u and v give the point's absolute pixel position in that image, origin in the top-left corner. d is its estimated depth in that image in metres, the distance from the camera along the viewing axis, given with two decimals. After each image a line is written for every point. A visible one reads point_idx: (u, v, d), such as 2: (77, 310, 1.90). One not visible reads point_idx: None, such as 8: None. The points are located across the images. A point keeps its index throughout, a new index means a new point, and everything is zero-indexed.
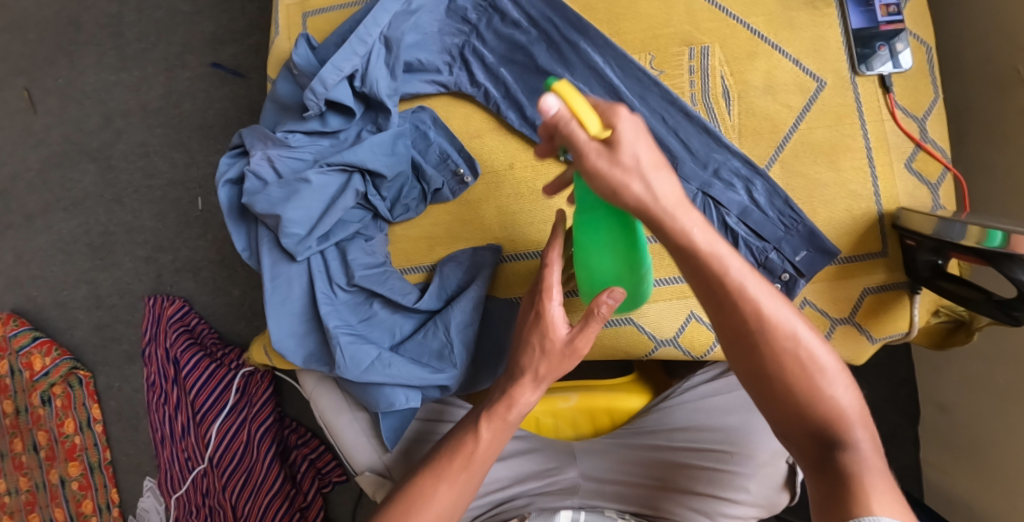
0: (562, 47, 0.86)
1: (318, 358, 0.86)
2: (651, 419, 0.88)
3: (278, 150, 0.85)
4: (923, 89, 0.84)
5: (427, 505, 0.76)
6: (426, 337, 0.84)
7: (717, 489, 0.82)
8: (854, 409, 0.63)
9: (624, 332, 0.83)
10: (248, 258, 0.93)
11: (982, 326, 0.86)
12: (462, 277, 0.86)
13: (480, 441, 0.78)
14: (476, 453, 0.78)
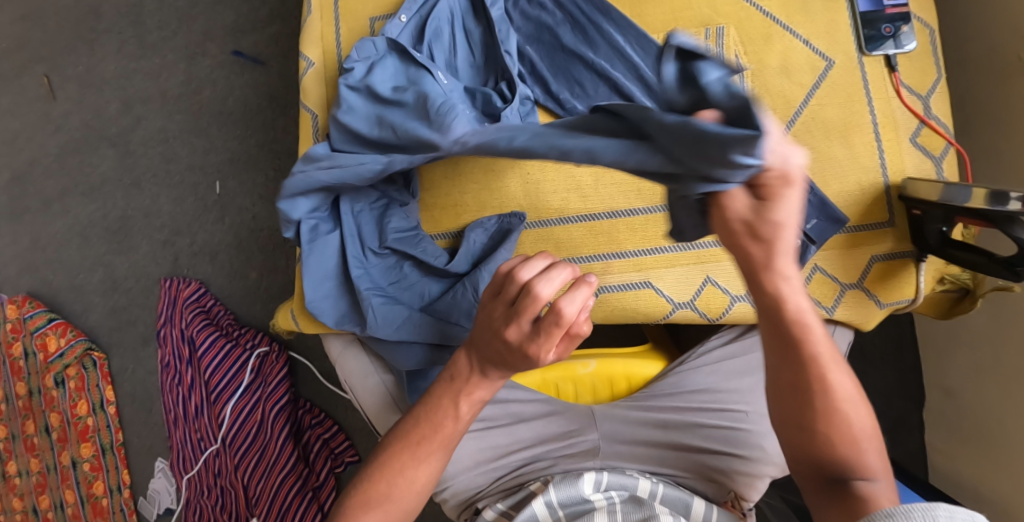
0: (586, 28, 0.90)
1: (349, 319, 0.91)
2: (669, 383, 0.91)
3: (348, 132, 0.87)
4: (928, 69, 0.87)
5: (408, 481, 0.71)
6: (456, 297, 0.87)
7: (735, 448, 0.86)
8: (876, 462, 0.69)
9: (643, 296, 0.86)
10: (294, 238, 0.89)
11: (986, 292, 0.88)
12: (487, 242, 0.90)
13: (460, 419, 0.72)
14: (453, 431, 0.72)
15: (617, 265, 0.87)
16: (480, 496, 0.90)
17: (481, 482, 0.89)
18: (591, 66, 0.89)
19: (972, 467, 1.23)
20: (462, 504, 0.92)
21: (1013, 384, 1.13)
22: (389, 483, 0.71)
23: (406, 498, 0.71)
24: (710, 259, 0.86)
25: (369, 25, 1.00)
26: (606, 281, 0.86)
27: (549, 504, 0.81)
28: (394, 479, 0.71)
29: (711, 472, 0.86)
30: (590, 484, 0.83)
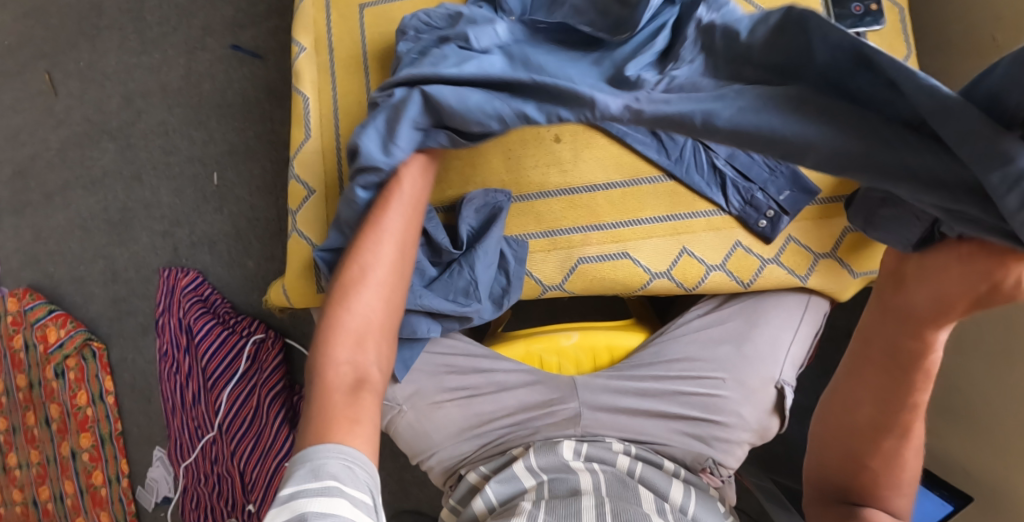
0: None
1: None
2: (649, 352, 0.93)
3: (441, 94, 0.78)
4: (897, 45, 0.90)
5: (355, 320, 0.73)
6: (453, 276, 0.89)
7: (711, 413, 0.90)
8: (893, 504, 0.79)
9: (621, 266, 0.90)
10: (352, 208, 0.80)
11: None
12: (478, 221, 0.91)
13: (383, 242, 0.77)
14: (380, 257, 0.76)
15: (596, 236, 0.90)
16: (464, 463, 0.93)
17: (466, 449, 0.93)
18: None
19: (960, 445, 1.25)
20: (446, 471, 0.95)
21: (997, 360, 1.15)
22: (358, 282, 0.75)
23: (375, 290, 0.75)
24: (685, 230, 0.89)
25: (358, 12, 1.04)
26: (585, 253, 0.90)
27: (529, 468, 0.85)
28: (361, 279, 0.75)
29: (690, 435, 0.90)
30: (568, 451, 0.87)
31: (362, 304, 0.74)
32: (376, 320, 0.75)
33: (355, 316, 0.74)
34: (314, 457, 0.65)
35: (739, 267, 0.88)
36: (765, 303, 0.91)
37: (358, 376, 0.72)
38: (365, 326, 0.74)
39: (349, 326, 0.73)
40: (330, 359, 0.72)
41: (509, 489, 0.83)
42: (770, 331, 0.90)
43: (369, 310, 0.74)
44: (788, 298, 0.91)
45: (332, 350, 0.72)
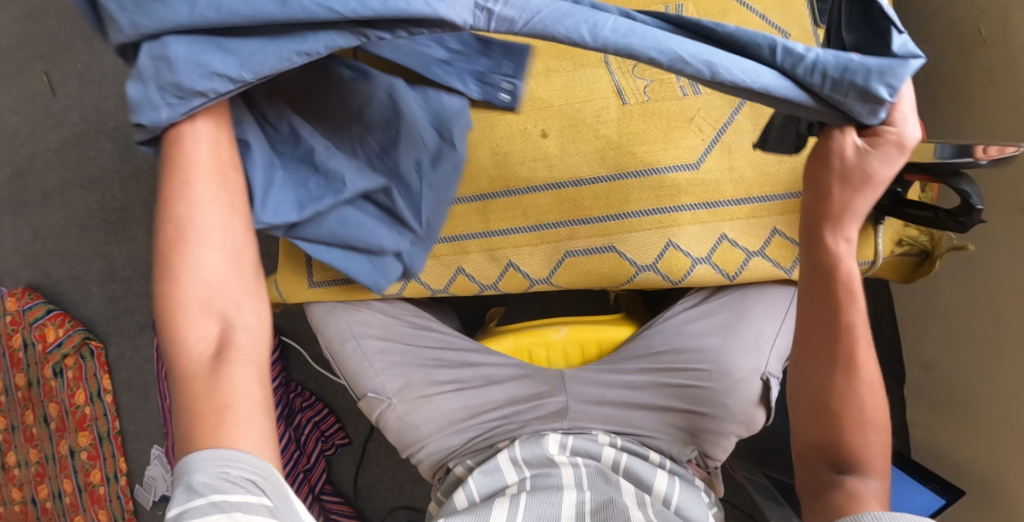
0: None
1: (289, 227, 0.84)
2: (637, 346, 0.94)
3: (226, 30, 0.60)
4: None
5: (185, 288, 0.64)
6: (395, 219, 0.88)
7: (698, 404, 0.90)
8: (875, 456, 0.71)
9: (607, 259, 0.92)
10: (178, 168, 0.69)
11: (943, 252, 0.92)
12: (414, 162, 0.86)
13: (201, 200, 0.65)
14: (193, 217, 0.64)
15: (582, 230, 0.92)
16: (452, 456, 0.94)
17: (454, 442, 0.93)
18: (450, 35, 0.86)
19: (951, 438, 1.26)
20: (435, 465, 0.96)
21: (986, 353, 1.16)
22: (187, 245, 0.64)
23: (214, 241, 0.65)
24: (670, 223, 0.90)
25: None
26: (572, 245, 0.92)
27: (512, 461, 0.87)
28: (191, 239, 0.64)
29: (679, 426, 0.91)
30: (553, 445, 0.88)
31: (201, 269, 0.64)
32: (224, 283, 0.66)
33: (190, 292, 0.64)
34: (189, 471, 0.60)
35: (725, 260, 0.89)
36: (752, 296, 0.92)
37: (216, 345, 0.65)
38: (205, 295, 0.65)
39: (190, 303, 0.64)
40: (183, 335, 0.64)
41: (492, 483, 0.84)
42: (756, 323, 0.91)
43: (205, 274, 0.64)
44: (775, 291, 0.92)
45: (181, 331, 0.64)
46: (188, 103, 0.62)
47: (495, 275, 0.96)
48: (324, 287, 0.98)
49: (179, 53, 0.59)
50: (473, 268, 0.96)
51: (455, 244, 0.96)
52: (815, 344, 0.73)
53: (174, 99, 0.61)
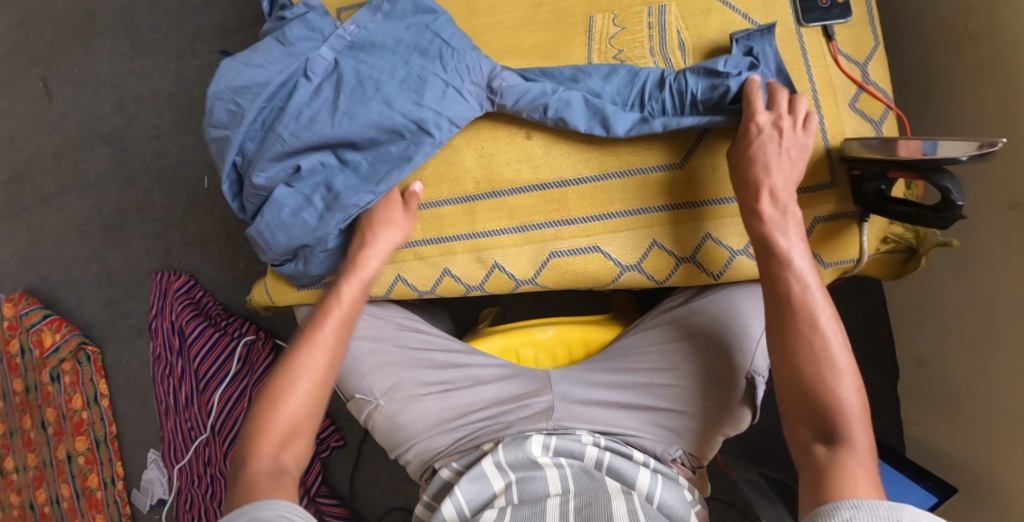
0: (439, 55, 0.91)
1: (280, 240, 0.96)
2: (624, 345, 0.97)
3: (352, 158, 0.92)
4: (865, 37, 0.91)
5: (280, 412, 0.81)
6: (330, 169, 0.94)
7: (681, 403, 0.91)
8: (852, 402, 0.75)
9: (591, 260, 0.93)
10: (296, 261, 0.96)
11: (929, 249, 0.91)
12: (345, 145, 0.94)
13: (312, 361, 0.85)
14: (306, 372, 0.84)
15: (567, 230, 0.92)
16: (439, 456, 0.93)
17: (442, 442, 0.93)
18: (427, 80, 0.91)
19: (946, 435, 1.26)
20: (422, 465, 0.95)
21: (978, 349, 1.16)
22: (290, 377, 0.83)
23: (307, 381, 0.84)
24: (655, 223, 0.91)
25: (335, 16, 1.07)
26: (556, 247, 0.93)
27: (497, 465, 0.85)
28: (296, 370, 0.83)
29: (669, 430, 0.91)
30: (537, 446, 0.87)
31: (293, 396, 0.82)
32: (307, 410, 0.83)
33: (281, 408, 0.81)
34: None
35: (708, 259, 0.90)
36: (739, 295, 0.92)
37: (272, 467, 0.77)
38: (291, 419, 0.81)
39: (274, 426, 0.80)
40: (247, 449, 0.79)
41: (479, 490, 0.83)
42: (743, 321, 0.90)
43: (297, 400, 0.82)
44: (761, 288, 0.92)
45: (259, 447, 0.79)
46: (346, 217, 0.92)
47: (481, 276, 0.97)
48: (315, 290, 1.03)
49: (341, 186, 0.92)
50: (461, 269, 0.97)
51: (442, 245, 0.97)
52: (768, 318, 0.81)
53: (336, 238, 0.95)
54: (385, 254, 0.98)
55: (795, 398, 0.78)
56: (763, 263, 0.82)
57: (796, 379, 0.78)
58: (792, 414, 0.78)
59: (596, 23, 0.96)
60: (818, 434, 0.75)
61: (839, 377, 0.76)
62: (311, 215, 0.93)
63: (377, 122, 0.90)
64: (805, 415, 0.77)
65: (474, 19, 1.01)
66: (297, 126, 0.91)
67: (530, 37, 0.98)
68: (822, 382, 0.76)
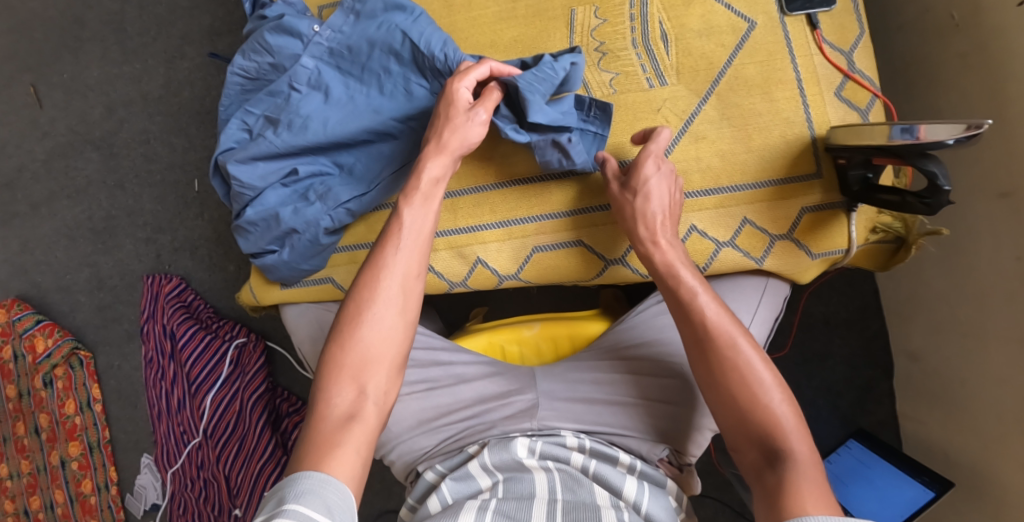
0: (417, 56, 0.92)
1: (270, 249, 0.96)
2: (610, 337, 0.95)
3: (339, 159, 0.95)
4: (849, 25, 0.90)
5: (359, 331, 0.75)
6: (312, 180, 0.94)
7: (652, 396, 0.90)
8: (787, 415, 0.74)
9: (576, 254, 0.93)
10: (288, 261, 0.96)
11: (917, 239, 0.88)
12: (329, 147, 0.94)
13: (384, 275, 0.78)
14: (376, 290, 0.77)
15: (550, 225, 0.92)
16: (423, 459, 0.91)
17: (426, 443, 0.91)
18: (406, 83, 0.94)
19: (941, 430, 1.24)
20: (406, 467, 0.94)
21: (970, 341, 1.15)
22: (362, 306, 0.76)
23: (385, 308, 0.76)
24: None
25: (318, 14, 1.07)
26: (540, 242, 0.93)
27: (483, 467, 0.83)
28: (370, 299, 0.77)
29: (644, 423, 0.89)
30: (523, 448, 0.85)
31: (372, 325, 0.76)
32: (392, 340, 0.76)
33: (360, 344, 0.75)
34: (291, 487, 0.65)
35: (694, 252, 0.90)
36: (723, 286, 0.93)
37: (352, 408, 0.72)
38: (367, 352, 0.75)
39: (349, 363, 0.74)
40: (327, 400, 0.73)
41: (465, 489, 0.81)
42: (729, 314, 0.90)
43: (375, 329, 0.75)
44: (745, 280, 0.92)
45: (329, 390, 0.73)
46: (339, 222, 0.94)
47: (464, 272, 0.96)
48: (299, 288, 1.00)
49: (338, 185, 0.94)
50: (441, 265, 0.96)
51: None
52: (689, 354, 0.80)
53: (328, 226, 0.94)
54: (368, 252, 0.98)
55: (728, 424, 0.76)
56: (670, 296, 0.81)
57: (731, 405, 0.76)
58: (736, 439, 0.76)
59: (578, 16, 0.95)
60: (762, 453, 0.73)
61: (769, 390, 0.75)
62: (305, 207, 0.93)
63: (367, 125, 0.93)
64: (748, 436, 0.74)
65: (453, 15, 1.00)
66: (287, 132, 0.93)
67: (509, 31, 0.98)
68: (759, 403, 0.74)
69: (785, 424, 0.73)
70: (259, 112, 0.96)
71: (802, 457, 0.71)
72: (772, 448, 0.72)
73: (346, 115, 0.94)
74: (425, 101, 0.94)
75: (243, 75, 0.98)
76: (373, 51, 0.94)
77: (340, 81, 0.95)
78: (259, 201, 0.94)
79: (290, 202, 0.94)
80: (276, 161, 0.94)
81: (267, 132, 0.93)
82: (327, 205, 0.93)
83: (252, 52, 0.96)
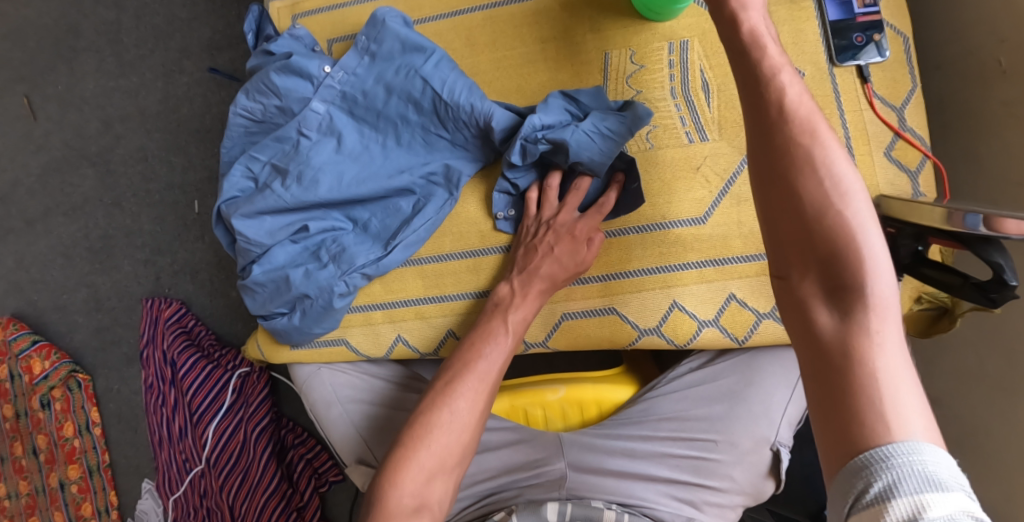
0: (437, 105, 0.87)
1: (279, 310, 0.90)
2: (636, 410, 0.89)
3: (350, 216, 0.90)
4: (902, 78, 0.85)
5: (424, 447, 0.72)
6: (322, 240, 0.89)
7: (683, 474, 0.85)
8: (869, 244, 0.55)
9: (607, 322, 0.86)
10: (296, 326, 0.90)
11: (965, 311, 0.83)
12: (340, 200, 0.88)
13: (458, 408, 0.75)
14: (450, 417, 0.74)
15: (580, 290, 0.87)
16: None
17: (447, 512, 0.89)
18: (426, 133, 0.89)
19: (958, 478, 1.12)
20: None
21: (993, 394, 1.02)
22: (432, 426, 0.73)
23: (459, 412, 0.75)
24: (676, 282, 0.84)
25: (326, 47, 1.01)
26: (569, 308, 0.87)
27: None
28: (445, 409, 0.75)
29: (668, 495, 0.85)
30: (553, 512, 0.78)
31: (444, 435, 0.73)
32: (458, 438, 0.74)
33: (432, 445, 0.72)
34: None
35: (733, 324, 0.83)
36: (761, 360, 0.86)
37: (421, 501, 0.69)
38: (446, 454, 0.72)
39: (425, 460, 0.71)
40: (395, 490, 0.69)
41: None
42: (766, 395, 0.85)
43: (454, 438, 0.73)
44: (784, 351, 0.86)
45: (401, 479, 0.70)
46: (349, 294, 0.89)
47: None
48: (309, 349, 0.95)
49: (350, 244, 0.88)
50: (462, 328, 0.90)
51: (443, 304, 0.91)
52: (755, 148, 0.62)
53: (342, 291, 0.88)
54: (384, 312, 0.92)
55: (787, 240, 0.59)
56: (742, 81, 0.64)
57: (793, 210, 0.58)
58: (792, 266, 0.58)
59: (612, 61, 0.89)
60: (823, 288, 0.56)
61: (852, 210, 0.56)
62: (317, 269, 0.87)
63: (386, 182, 0.88)
64: (810, 262, 0.57)
65: (475, 55, 0.94)
66: (296, 186, 0.87)
67: (537, 76, 0.92)
68: (829, 209, 0.56)
69: (859, 252, 0.55)
70: (267, 162, 0.90)
71: (879, 302, 0.54)
72: (840, 280, 0.55)
73: (364, 168, 0.89)
74: (445, 154, 0.90)
75: (248, 117, 0.91)
76: (391, 98, 0.88)
77: (353, 129, 0.90)
78: (267, 259, 0.87)
79: (302, 260, 0.88)
80: (286, 216, 0.88)
81: (275, 184, 0.87)
82: (341, 266, 0.87)
83: (257, 93, 0.89)
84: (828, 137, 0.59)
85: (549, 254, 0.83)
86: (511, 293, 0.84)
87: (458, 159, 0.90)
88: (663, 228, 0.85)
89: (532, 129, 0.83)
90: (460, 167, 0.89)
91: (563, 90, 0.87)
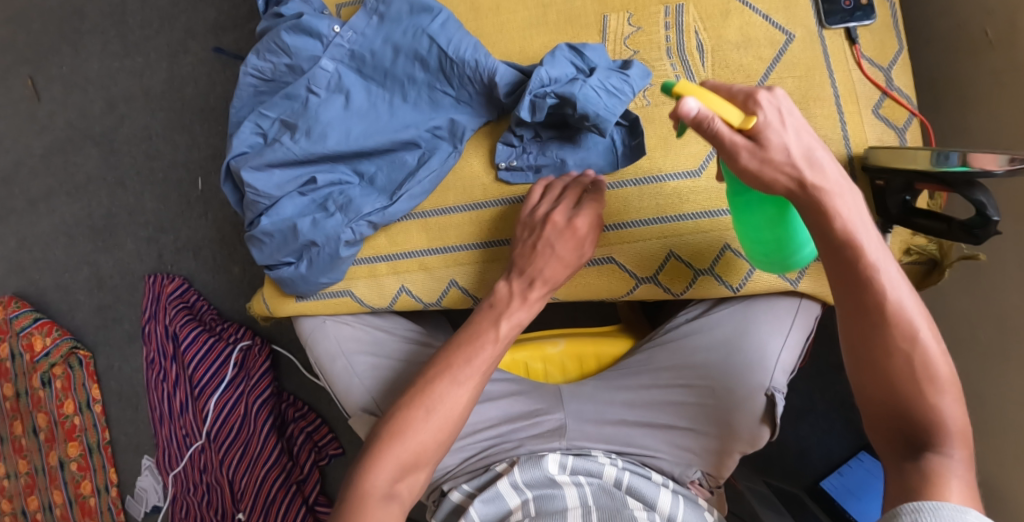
0: (443, 61, 0.90)
1: (286, 260, 0.93)
2: (636, 360, 0.93)
3: (357, 169, 0.92)
4: (888, 41, 0.88)
5: (404, 437, 0.77)
6: (329, 192, 0.91)
7: (682, 420, 0.88)
8: (953, 417, 0.63)
9: (606, 271, 0.90)
10: (303, 274, 0.92)
11: (954, 261, 0.86)
12: (348, 153, 0.91)
13: (449, 397, 0.79)
14: (437, 405, 0.78)
15: None
16: (446, 478, 0.90)
17: (451, 462, 0.90)
18: (431, 90, 0.92)
19: None
20: (430, 486, 0.91)
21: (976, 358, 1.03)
22: (415, 416, 0.78)
23: (444, 412, 0.78)
24: (672, 233, 0.87)
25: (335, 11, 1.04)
26: None
27: (514, 485, 0.81)
28: (429, 404, 0.78)
29: (676, 449, 0.88)
30: (554, 465, 0.83)
31: (425, 428, 0.78)
32: (436, 433, 0.78)
33: (413, 436, 0.77)
34: None
35: (728, 271, 0.86)
36: (756, 308, 0.88)
37: (390, 490, 0.75)
38: (421, 448, 0.77)
39: (400, 454, 0.76)
40: (367, 478, 0.75)
41: (495, 509, 0.79)
42: (759, 337, 0.86)
43: (430, 433, 0.77)
44: (776, 301, 0.88)
45: (375, 470, 0.75)
46: (355, 242, 0.91)
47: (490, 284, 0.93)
48: (314, 301, 0.97)
49: (356, 195, 0.91)
50: (467, 280, 0.93)
51: (447, 255, 0.93)
52: (848, 328, 0.66)
53: (348, 239, 0.90)
54: (390, 264, 0.95)
55: (877, 409, 0.66)
56: (837, 266, 0.66)
57: (883, 389, 0.65)
58: (882, 431, 0.65)
59: (611, 23, 0.92)
60: (908, 451, 0.64)
61: (940, 389, 0.63)
62: (324, 218, 0.89)
63: (392, 136, 0.90)
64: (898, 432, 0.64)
65: (479, 18, 0.97)
66: (305, 140, 0.89)
67: (540, 37, 0.94)
68: (924, 398, 0.63)
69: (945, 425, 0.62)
70: (276, 119, 0.92)
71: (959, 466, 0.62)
72: (924, 442, 0.63)
73: (370, 123, 0.91)
74: (450, 110, 0.92)
75: (257, 76, 0.93)
76: (398, 57, 0.91)
77: (361, 87, 0.92)
78: (275, 210, 0.90)
79: (309, 211, 0.91)
80: (294, 169, 0.91)
81: (284, 139, 0.90)
82: (348, 216, 0.90)
83: (268, 52, 0.91)
84: (923, 322, 0.64)
85: (549, 252, 0.84)
86: (509, 296, 0.85)
87: (463, 115, 0.92)
88: (659, 181, 0.87)
89: (539, 84, 0.85)
90: (465, 122, 0.92)
91: (570, 43, 0.88)
